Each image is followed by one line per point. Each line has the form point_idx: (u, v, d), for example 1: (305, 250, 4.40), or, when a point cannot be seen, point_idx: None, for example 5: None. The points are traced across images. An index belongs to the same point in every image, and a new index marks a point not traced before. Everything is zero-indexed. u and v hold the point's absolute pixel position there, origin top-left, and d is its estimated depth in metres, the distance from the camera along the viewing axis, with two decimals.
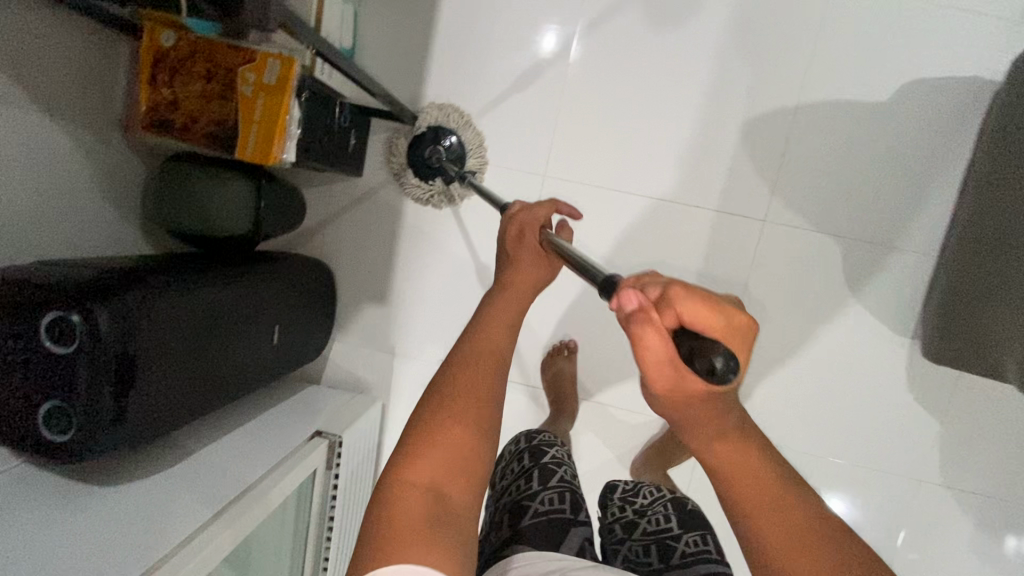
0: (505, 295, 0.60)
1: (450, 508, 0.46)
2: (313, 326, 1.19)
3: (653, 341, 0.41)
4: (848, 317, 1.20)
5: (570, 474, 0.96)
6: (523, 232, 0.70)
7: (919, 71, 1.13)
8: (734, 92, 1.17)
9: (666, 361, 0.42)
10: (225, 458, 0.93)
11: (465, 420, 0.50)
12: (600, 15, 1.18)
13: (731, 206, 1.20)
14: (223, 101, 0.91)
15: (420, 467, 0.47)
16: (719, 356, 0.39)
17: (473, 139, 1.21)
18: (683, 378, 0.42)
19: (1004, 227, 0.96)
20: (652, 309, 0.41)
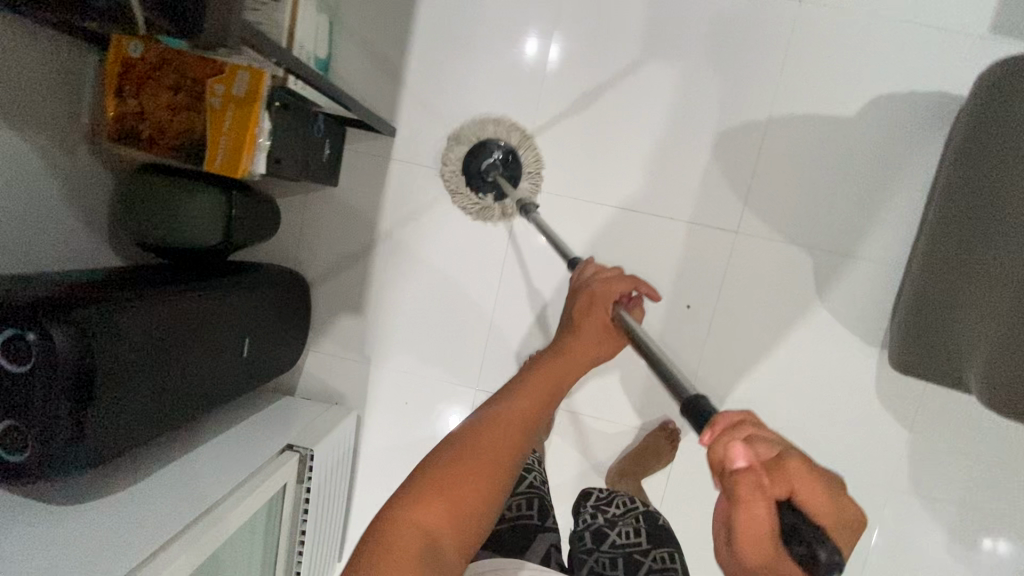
0: (556, 365, 0.60)
1: (442, 559, 0.47)
2: (286, 337, 1.18)
3: (762, 512, 0.38)
4: (820, 327, 1.22)
5: (540, 480, 0.97)
6: (592, 306, 0.67)
7: (886, 86, 1.15)
8: (707, 104, 1.19)
9: (765, 539, 0.38)
10: (194, 473, 0.92)
11: (475, 474, 0.51)
12: (576, 28, 1.19)
13: (705, 217, 1.21)
14: (192, 112, 0.90)
15: (420, 511, 0.49)
16: (826, 548, 0.37)
17: (530, 159, 1.21)
18: (778, 563, 0.38)
19: (969, 239, 0.98)
20: (765, 475, 0.39)
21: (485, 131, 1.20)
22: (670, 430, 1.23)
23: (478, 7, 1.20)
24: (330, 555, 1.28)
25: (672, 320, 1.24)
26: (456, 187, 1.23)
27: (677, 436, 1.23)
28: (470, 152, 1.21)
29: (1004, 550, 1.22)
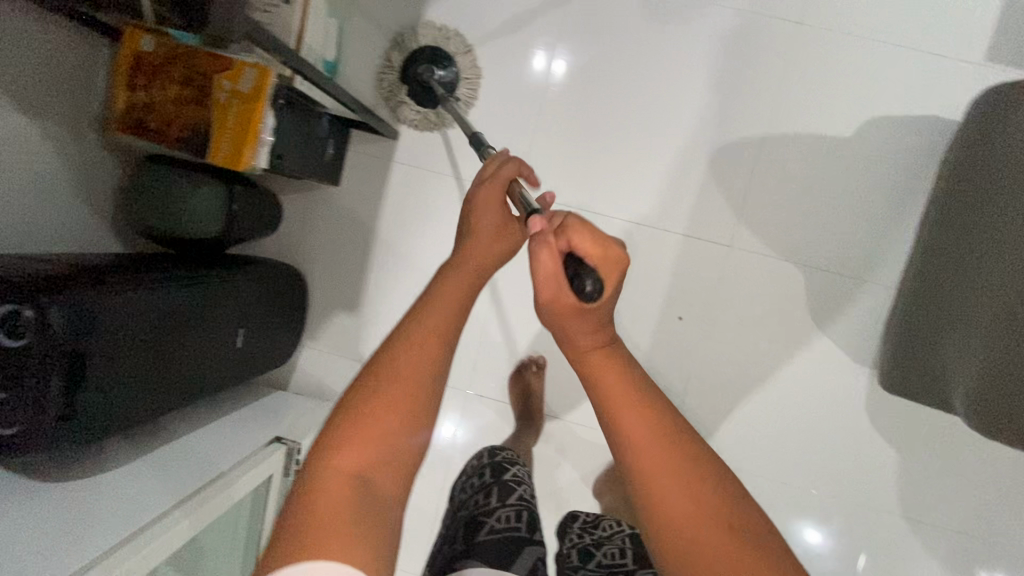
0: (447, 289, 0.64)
1: (373, 498, 0.53)
2: (280, 331, 1.19)
3: (547, 255, 0.59)
4: (812, 344, 1.22)
5: (529, 492, 1.01)
6: (489, 198, 0.73)
7: (884, 109, 1.17)
8: (706, 119, 1.21)
9: (552, 274, 0.59)
10: (180, 460, 0.92)
11: (381, 415, 0.56)
12: (578, 40, 1.22)
13: (700, 230, 1.22)
14: (198, 106, 0.92)
15: (343, 458, 0.54)
16: (591, 278, 0.58)
17: (469, 65, 1.22)
18: (563, 289, 0.59)
19: (955, 262, 0.99)
20: (554, 235, 0.61)
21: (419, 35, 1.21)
22: None
23: (484, 18, 1.23)
24: None
25: (665, 332, 1.24)
26: (393, 95, 1.23)
27: None
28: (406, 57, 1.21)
29: None
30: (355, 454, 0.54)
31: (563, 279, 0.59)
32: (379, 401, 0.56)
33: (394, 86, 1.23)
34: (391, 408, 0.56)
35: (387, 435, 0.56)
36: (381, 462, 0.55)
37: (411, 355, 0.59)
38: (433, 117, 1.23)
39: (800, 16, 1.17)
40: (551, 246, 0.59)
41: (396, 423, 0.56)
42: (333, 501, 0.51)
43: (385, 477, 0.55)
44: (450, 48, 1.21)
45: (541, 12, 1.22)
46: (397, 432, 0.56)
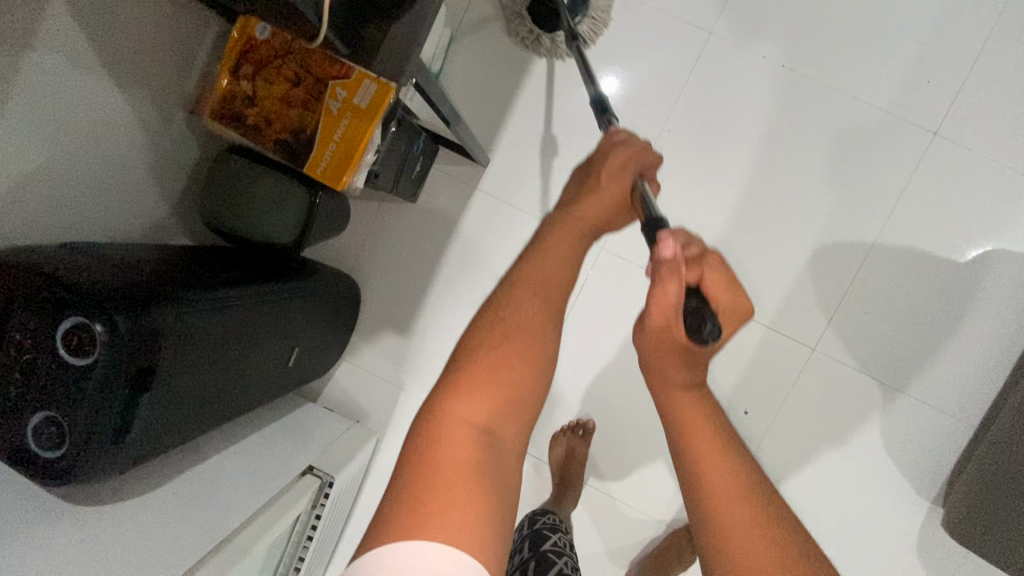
0: (563, 232, 0.57)
1: (496, 450, 0.47)
2: (330, 346, 1.11)
3: (673, 287, 0.49)
4: (875, 464, 1.16)
5: (570, 566, 0.96)
6: (624, 163, 0.62)
7: (1003, 241, 1.10)
8: (817, 210, 1.14)
9: (669, 309, 0.50)
10: (216, 486, 0.86)
11: (508, 356, 0.49)
12: (699, 101, 1.14)
13: (784, 325, 1.15)
14: (306, 111, 0.85)
15: (463, 409, 0.47)
16: (711, 325, 0.50)
17: (602, 6, 1.10)
18: (674, 329, 0.50)
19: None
20: (684, 263, 0.50)
21: None
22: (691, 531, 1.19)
23: (606, 56, 1.15)
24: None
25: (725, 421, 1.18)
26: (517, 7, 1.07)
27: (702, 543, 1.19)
28: None
29: None
30: (475, 412, 0.47)
31: (678, 321, 0.50)
32: (501, 352, 0.49)
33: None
34: (512, 361, 0.49)
35: (509, 388, 0.49)
36: (506, 410, 0.48)
37: (533, 302, 0.52)
38: (550, 42, 1.08)
39: (938, 126, 1.10)
40: (683, 279, 0.49)
41: (519, 373, 0.49)
42: (451, 461, 0.44)
43: (506, 430, 0.48)
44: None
45: (667, 64, 1.14)
46: (525, 379, 0.49)
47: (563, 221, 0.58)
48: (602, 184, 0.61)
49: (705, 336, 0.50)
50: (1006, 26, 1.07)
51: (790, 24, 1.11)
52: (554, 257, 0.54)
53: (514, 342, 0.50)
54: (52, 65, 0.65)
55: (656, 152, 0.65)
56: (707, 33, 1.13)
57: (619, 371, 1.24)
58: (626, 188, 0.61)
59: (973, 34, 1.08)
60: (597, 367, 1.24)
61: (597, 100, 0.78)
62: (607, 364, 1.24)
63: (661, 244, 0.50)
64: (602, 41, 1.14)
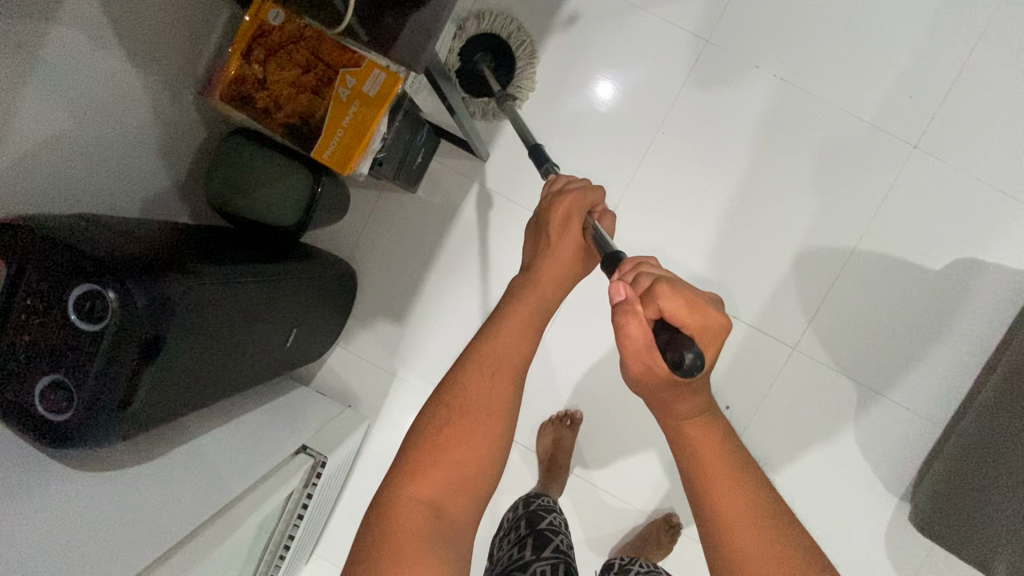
0: (523, 305, 0.71)
1: (446, 519, 0.59)
2: (326, 329, 1.14)
3: (636, 328, 0.58)
4: (847, 461, 1.21)
5: (564, 542, 1.05)
6: (569, 220, 0.77)
7: (973, 251, 1.16)
8: (802, 216, 1.18)
9: (642, 347, 0.58)
10: (212, 458, 0.88)
11: (458, 442, 0.62)
12: (694, 106, 1.19)
13: (767, 324, 1.20)
14: (316, 96, 0.87)
15: (418, 484, 0.59)
16: (691, 351, 0.55)
17: (529, 73, 1.18)
18: (654, 362, 0.58)
19: (1008, 429, 1.00)
20: (640, 302, 0.58)
21: (488, 27, 1.16)
22: (672, 522, 1.24)
23: (606, 58, 1.18)
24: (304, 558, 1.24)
25: None
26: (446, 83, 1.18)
27: (679, 531, 1.24)
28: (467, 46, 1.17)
29: None
30: (429, 487, 0.59)
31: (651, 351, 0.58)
32: (460, 427, 0.62)
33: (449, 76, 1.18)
34: (461, 443, 0.62)
35: (459, 468, 0.61)
36: (454, 487, 0.60)
37: (480, 389, 0.65)
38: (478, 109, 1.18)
39: (918, 140, 1.16)
40: (640, 319, 0.57)
41: (467, 454, 0.62)
42: (408, 528, 0.57)
43: (455, 501, 0.60)
44: (518, 51, 1.17)
45: (664, 68, 1.18)
46: (471, 458, 0.62)
47: (528, 287, 0.74)
48: (556, 246, 0.77)
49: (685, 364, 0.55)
50: (985, 46, 1.13)
51: (783, 37, 1.16)
52: (503, 342, 0.67)
53: (470, 416, 0.63)
54: (72, 40, 0.67)
55: (595, 196, 0.79)
56: (703, 42, 1.17)
57: (608, 365, 1.27)
58: (578, 242, 0.77)
59: (954, 52, 1.14)
60: (586, 359, 1.28)
61: (534, 152, 0.92)
62: (596, 357, 1.27)
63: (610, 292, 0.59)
64: (602, 45, 1.18)
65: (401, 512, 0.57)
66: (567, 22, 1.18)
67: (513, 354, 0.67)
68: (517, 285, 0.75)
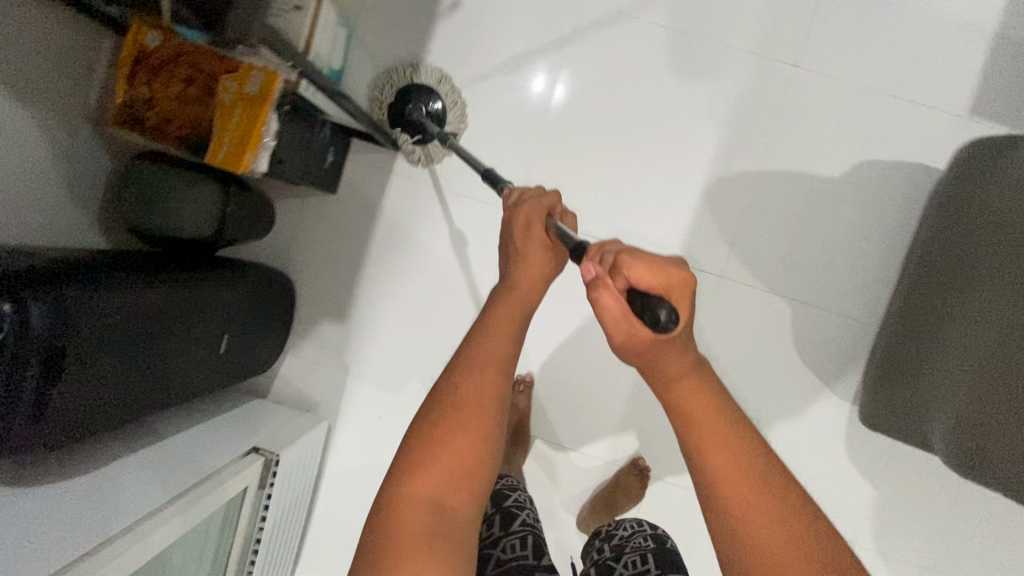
0: (506, 304, 0.67)
1: (449, 521, 0.55)
2: (266, 336, 1.18)
3: (611, 299, 0.56)
4: (793, 375, 1.24)
5: (531, 517, 1.09)
6: (530, 224, 0.74)
7: (870, 153, 1.21)
8: (703, 148, 1.23)
9: (621, 315, 0.56)
10: (159, 463, 0.92)
11: (454, 441, 0.57)
12: (582, 64, 1.24)
13: (690, 258, 1.24)
14: (202, 106, 0.92)
15: (416, 487, 0.56)
16: (664, 309, 0.52)
17: (456, 116, 1.24)
18: (636, 329, 0.56)
19: (938, 311, 1.02)
20: (609, 276, 0.56)
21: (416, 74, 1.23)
22: (640, 467, 1.27)
23: (493, 36, 1.25)
24: (288, 566, 1.25)
25: None
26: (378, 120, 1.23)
27: (647, 474, 1.27)
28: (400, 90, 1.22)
29: None
30: (427, 487, 0.56)
31: (631, 322, 0.56)
32: (451, 421, 0.58)
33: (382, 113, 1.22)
34: (456, 441, 0.57)
35: (458, 467, 0.57)
36: (454, 487, 0.56)
37: (472, 385, 0.60)
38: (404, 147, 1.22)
39: (797, 59, 1.22)
40: (612, 290, 0.56)
41: (464, 451, 0.57)
42: (409, 532, 0.53)
43: (457, 503, 0.56)
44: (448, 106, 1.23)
45: (548, 35, 1.25)
46: (469, 457, 0.57)
47: (505, 291, 0.70)
48: (524, 251, 0.73)
49: (659, 316, 0.52)
50: None
51: None
52: (491, 339, 0.63)
53: (461, 414, 0.58)
54: None
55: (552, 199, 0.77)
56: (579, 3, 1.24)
57: (551, 326, 1.30)
58: (544, 240, 0.73)
59: None
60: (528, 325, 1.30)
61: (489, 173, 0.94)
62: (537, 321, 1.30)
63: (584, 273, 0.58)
64: (487, 24, 1.25)
65: (401, 514, 0.54)
66: (450, 9, 1.25)
67: (500, 353, 0.62)
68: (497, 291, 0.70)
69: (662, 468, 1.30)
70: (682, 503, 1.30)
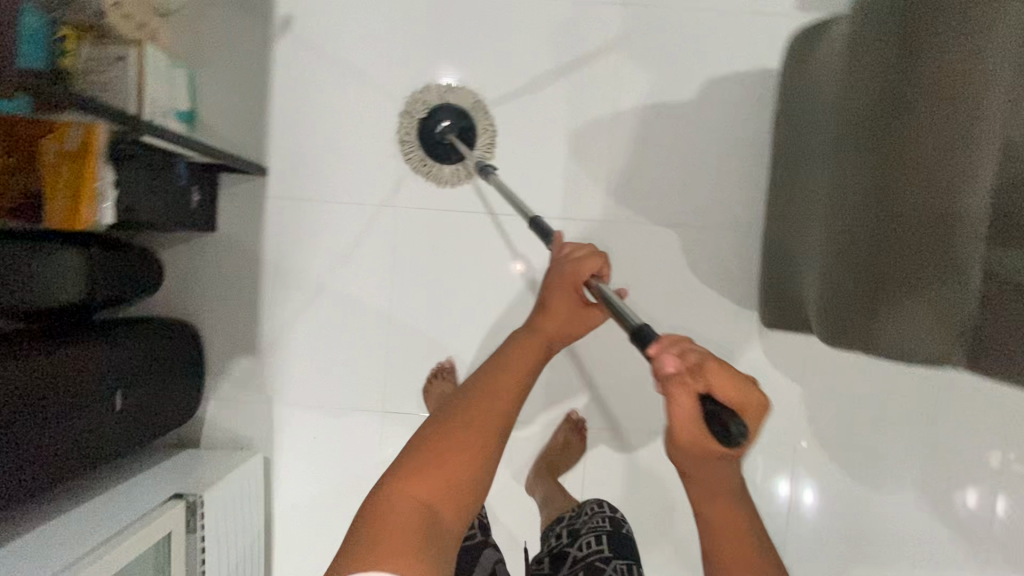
0: (537, 338, 0.64)
1: (438, 528, 0.49)
2: (173, 384, 1.19)
3: (686, 404, 0.49)
4: (696, 298, 1.27)
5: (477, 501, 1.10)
6: (564, 279, 0.70)
7: (713, 69, 1.24)
8: (557, 102, 1.26)
9: (691, 424, 0.49)
10: (86, 519, 0.96)
11: (457, 448, 0.53)
12: (423, 49, 1.26)
13: (570, 211, 1.27)
14: (28, 173, 0.92)
15: (409, 488, 0.50)
16: (738, 424, 0.47)
17: (484, 128, 1.25)
18: (704, 442, 0.49)
19: (791, 198, 1.05)
20: (688, 375, 0.49)
21: (439, 94, 1.25)
22: (575, 421, 1.29)
23: (330, 44, 1.27)
24: None
25: None
26: (411, 148, 1.27)
27: (583, 426, 1.29)
28: (427, 112, 1.25)
29: (946, 491, 1.27)
30: (420, 488, 0.51)
31: (702, 438, 0.49)
32: (459, 428, 0.54)
33: (414, 140, 1.26)
34: (461, 451, 0.53)
35: (454, 473, 0.52)
36: (449, 494, 0.51)
37: (489, 397, 0.56)
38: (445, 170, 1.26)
39: None
40: (690, 394, 0.49)
41: (466, 459, 0.53)
42: (394, 533, 0.47)
43: (450, 513, 0.51)
44: (477, 120, 1.25)
45: (384, 30, 1.26)
46: (470, 469, 0.53)
47: (537, 329, 0.66)
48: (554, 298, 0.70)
49: (734, 435, 0.48)
50: None
51: None
52: (517, 361, 0.60)
53: (471, 423, 0.54)
54: None
55: (598, 262, 0.72)
56: None
57: (459, 306, 1.30)
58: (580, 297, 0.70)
59: None
60: (437, 312, 1.30)
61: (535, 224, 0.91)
62: (445, 303, 1.29)
63: (658, 368, 0.50)
64: (322, 34, 1.27)
65: (387, 512, 0.49)
66: (282, 27, 1.27)
67: (525, 374, 0.60)
68: (532, 323, 0.67)
69: (598, 418, 1.32)
70: (626, 446, 1.32)
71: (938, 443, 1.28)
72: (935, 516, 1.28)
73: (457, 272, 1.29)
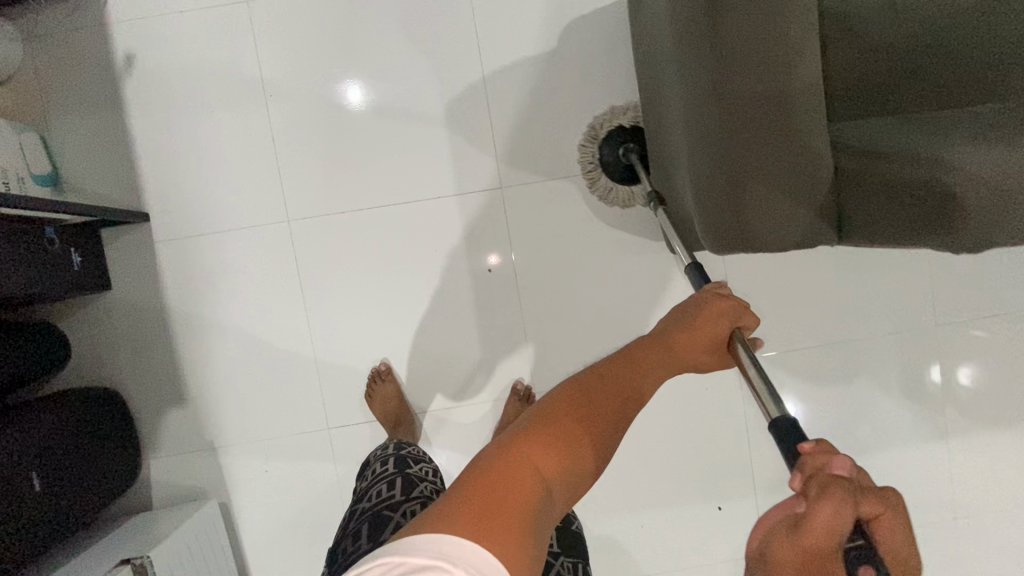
0: (662, 364, 0.66)
1: (548, 503, 0.50)
2: (105, 453, 1.14)
3: (846, 516, 0.43)
4: (609, 243, 1.26)
5: None
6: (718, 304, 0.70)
7: (570, 13, 1.23)
8: (426, 81, 1.24)
9: (829, 535, 0.43)
10: None
11: (575, 437, 0.54)
12: (279, 58, 1.23)
13: (465, 186, 1.26)
14: None
15: (534, 457, 0.52)
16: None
17: None
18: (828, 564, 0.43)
19: (656, 122, 1.07)
20: (863, 493, 0.45)
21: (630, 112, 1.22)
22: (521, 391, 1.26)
23: (183, 73, 1.22)
24: None
25: (478, 288, 1.27)
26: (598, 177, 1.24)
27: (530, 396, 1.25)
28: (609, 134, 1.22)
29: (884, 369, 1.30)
30: (548, 465, 0.52)
31: (836, 553, 0.43)
32: (581, 421, 0.56)
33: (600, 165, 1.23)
34: (581, 442, 0.54)
35: (569, 463, 0.53)
36: (564, 479, 0.52)
37: (610, 403, 0.59)
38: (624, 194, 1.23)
39: None
40: (852, 509, 0.43)
41: (580, 454, 0.54)
42: (518, 496, 0.48)
43: (557, 495, 0.52)
44: None
45: (234, 48, 1.22)
46: (584, 468, 0.54)
47: (663, 353, 0.67)
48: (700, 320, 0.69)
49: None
50: None
51: None
52: (643, 380, 0.63)
53: (587, 420, 0.56)
54: None
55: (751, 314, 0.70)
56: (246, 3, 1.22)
57: (379, 307, 1.27)
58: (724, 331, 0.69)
59: None
60: (359, 317, 1.27)
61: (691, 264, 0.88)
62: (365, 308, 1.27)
63: (829, 464, 0.48)
64: (172, 65, 1.22)
65: (512, 474, 0.49)
66: (128, 67, 1.22)
67: (638, 392, 0.62)
68: (664, 339, 0.68)
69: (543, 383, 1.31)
70: None
71: (875, 328, 1.30)
72: (885, 393, 1.31)
73: (368, 273, 1.26)
